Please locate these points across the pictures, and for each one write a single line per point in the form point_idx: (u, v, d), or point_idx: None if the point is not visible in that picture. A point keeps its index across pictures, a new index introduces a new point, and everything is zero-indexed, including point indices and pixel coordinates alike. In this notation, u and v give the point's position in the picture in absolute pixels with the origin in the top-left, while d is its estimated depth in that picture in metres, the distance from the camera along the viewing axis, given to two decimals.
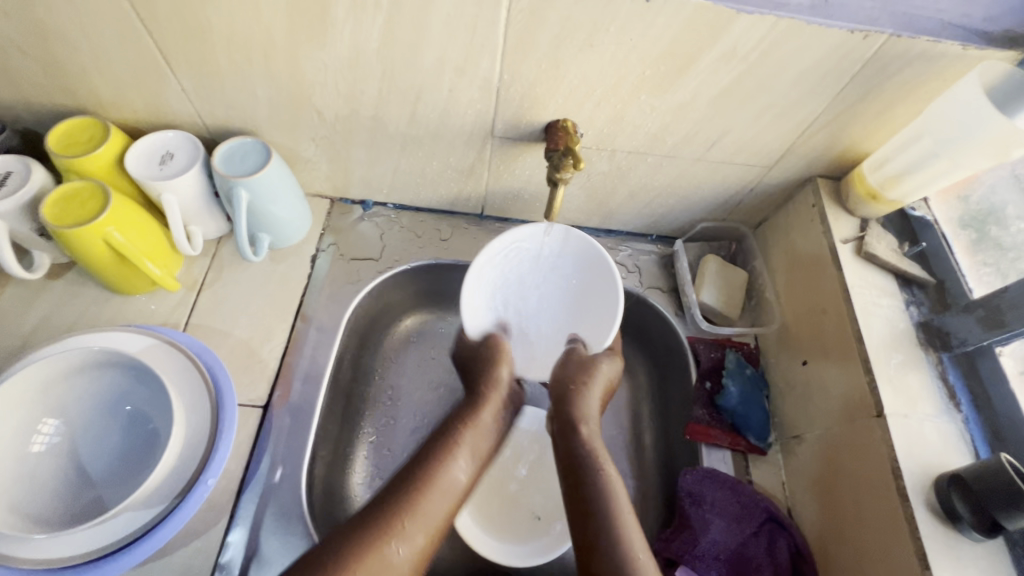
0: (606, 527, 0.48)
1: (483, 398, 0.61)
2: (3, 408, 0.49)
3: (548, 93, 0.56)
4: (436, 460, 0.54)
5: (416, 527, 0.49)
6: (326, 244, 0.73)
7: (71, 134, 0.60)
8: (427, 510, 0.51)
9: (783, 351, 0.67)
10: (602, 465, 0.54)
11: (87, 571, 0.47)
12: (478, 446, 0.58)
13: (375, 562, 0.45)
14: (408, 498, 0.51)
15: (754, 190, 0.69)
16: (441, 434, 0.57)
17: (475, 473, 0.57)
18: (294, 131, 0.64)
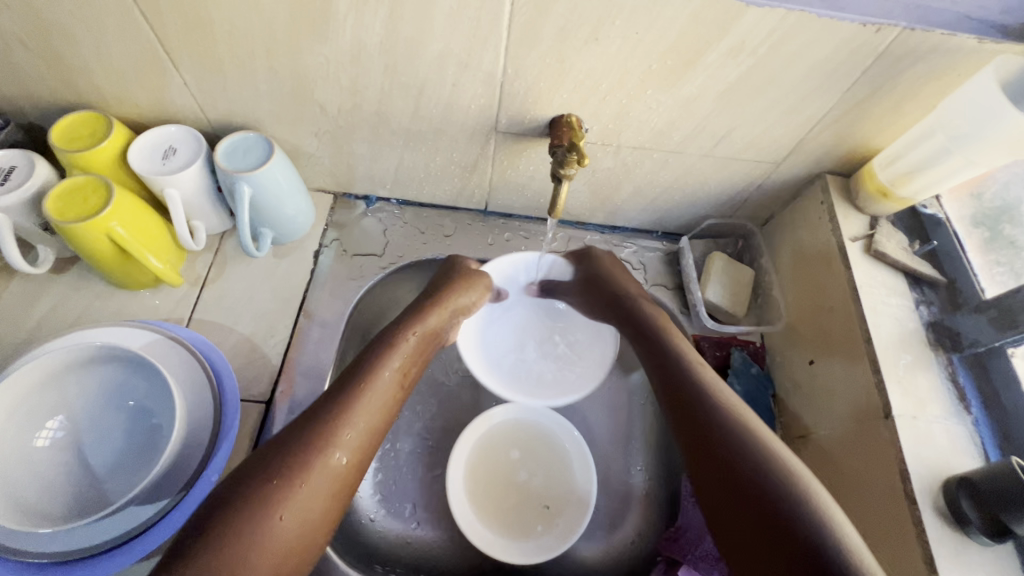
0: (726, 423, 0.51)
1: (373, 367, 0.56)
2: (8, 403, 0.49)
3: (553, 87, 0.55)
4: (327, 427, 0.50)
5: (297, 504, 0.46)
6: (329, 239, 0.73)
7: (74, 128, 0.60)
8: (310, 487, 0.47)
9: (789, 350, 0.66)
10: (695, 361, 0.58)
11: (92, 565, 0.48)
12: (373, 412, 0.53)
13: (316, 472, 0.48)
14: (270, 470, 0.47)
15: (762, 186, 0.68)
16: (349, 394, 0.53)
17: (361, 452, 0.51)
18: (296, 126, 0.63)
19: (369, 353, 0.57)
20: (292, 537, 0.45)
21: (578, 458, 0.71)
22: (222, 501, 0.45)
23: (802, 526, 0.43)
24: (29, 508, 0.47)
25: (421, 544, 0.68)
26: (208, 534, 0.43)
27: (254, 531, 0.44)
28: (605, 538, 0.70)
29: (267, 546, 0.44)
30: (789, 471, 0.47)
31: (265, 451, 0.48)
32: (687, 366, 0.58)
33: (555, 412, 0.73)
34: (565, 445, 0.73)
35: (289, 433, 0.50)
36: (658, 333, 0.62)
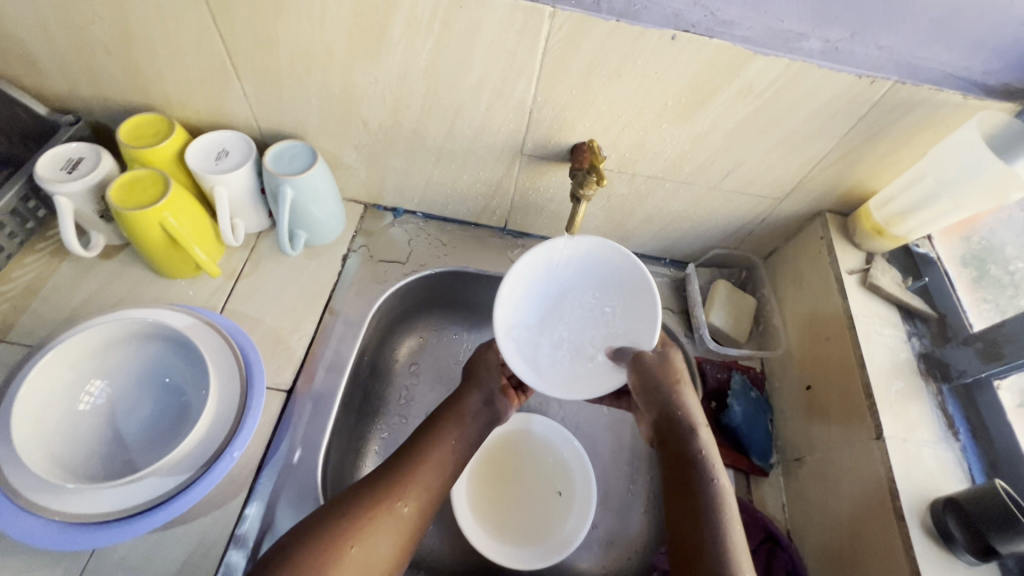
0: (703, 478, 0.52)
1: (441, 426, 0.59)
2: (58, 367, 0.53)
3: (578, 116, 0.61)
4: (393, 477, 0.53)
5: (365, 547, 0.47)
6: (357, 245, 0.77)
7: (138, 128, 0.66)
8: (376, 529, 0.48)
9: (788, 375, 0.69)
10: (712, 459, 0.53)
11: (112, 529, 0.51)
12: (437, 470, 0.55)
13: (385, 513, 0.50)
14: (341, 510, 0.49)
15: (765, 221, 0.73)
16: (419, 449, 0.56)
17: (423, 505, 0.52)
18: (340, 138, 0.69)
19: (439, 416, 0.61)
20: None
21: (571, 454, 0.75)
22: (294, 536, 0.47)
23: None
24: (68, 467, 0.50)
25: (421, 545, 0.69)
26: (284, 558, 0.45)
27: (324, 567, 0.45)
28: (601, 553, 0.72)
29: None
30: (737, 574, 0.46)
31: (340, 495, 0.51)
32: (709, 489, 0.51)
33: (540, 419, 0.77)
34: (558, 448, 0.76)
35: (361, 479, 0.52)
36: (688, 430, 0.55)
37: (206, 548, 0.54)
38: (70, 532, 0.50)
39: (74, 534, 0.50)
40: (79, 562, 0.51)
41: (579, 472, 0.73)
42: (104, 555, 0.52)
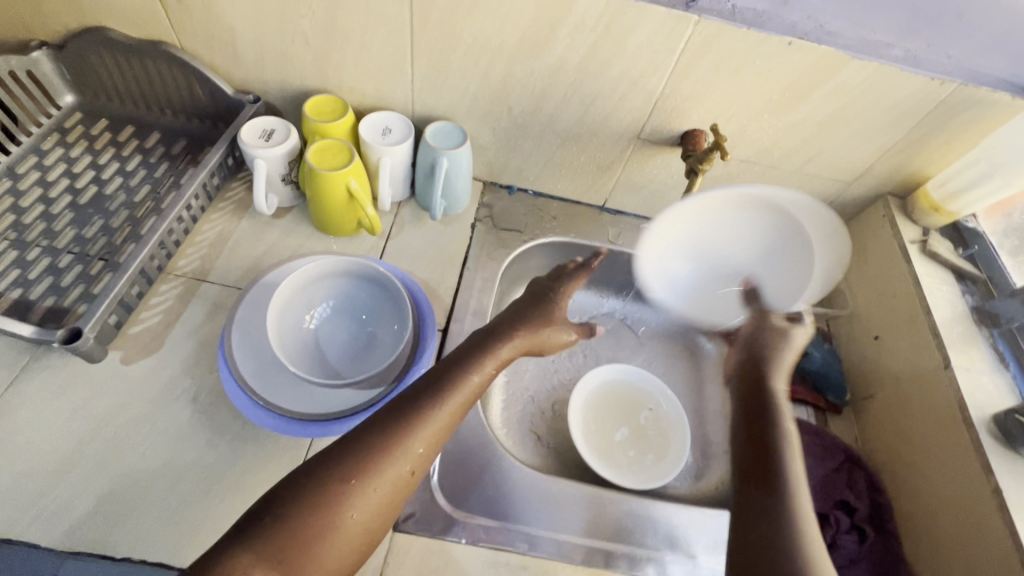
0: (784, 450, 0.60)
1: (455, 383, 0.54)
2: (293, 289, 0.66)
3: (695, 106, 0.74)
4: (397, 433, 0.49)
5: (363, 508, 0.46)
6: (482, 215, 0.90)
7: (318, 107, 0.78)
8: (372, 492, 0.47)
9: (855, 331, 0.82)
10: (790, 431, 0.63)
11: (333, 426, 0.62)
12: (435, 432, 0.51)
13: (386, 472, 0.48)
14: (341, 471, 0.46)
15: (832, 203, 0.87)
16: (426, 404, 0.51)
17: (427, 462, 0.51)
18: (482, 121, 0.82)
19: (444, 369, 0.55)
20: (358, 539, 0.46)
21: (637, 377, 0.89)
22: (286, 494, 0.45)
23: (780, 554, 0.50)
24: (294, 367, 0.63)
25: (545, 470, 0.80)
26: (277, 521, 0.43)
27: (321, 533, 0.44)
28: (693, 483, 0.84)
29: (337, 543, 0.44)
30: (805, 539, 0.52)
31: (329, 450, 0.48)
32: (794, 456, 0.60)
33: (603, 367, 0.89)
34: (632, 383, 0.89)
35: (354, 437, 0.49)
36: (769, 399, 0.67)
37: None
38: (286, 421, 0.61)
39: (304, 428, 0.61)
40: (301, 451, 0.62)
41: (653, 389, 0.88)
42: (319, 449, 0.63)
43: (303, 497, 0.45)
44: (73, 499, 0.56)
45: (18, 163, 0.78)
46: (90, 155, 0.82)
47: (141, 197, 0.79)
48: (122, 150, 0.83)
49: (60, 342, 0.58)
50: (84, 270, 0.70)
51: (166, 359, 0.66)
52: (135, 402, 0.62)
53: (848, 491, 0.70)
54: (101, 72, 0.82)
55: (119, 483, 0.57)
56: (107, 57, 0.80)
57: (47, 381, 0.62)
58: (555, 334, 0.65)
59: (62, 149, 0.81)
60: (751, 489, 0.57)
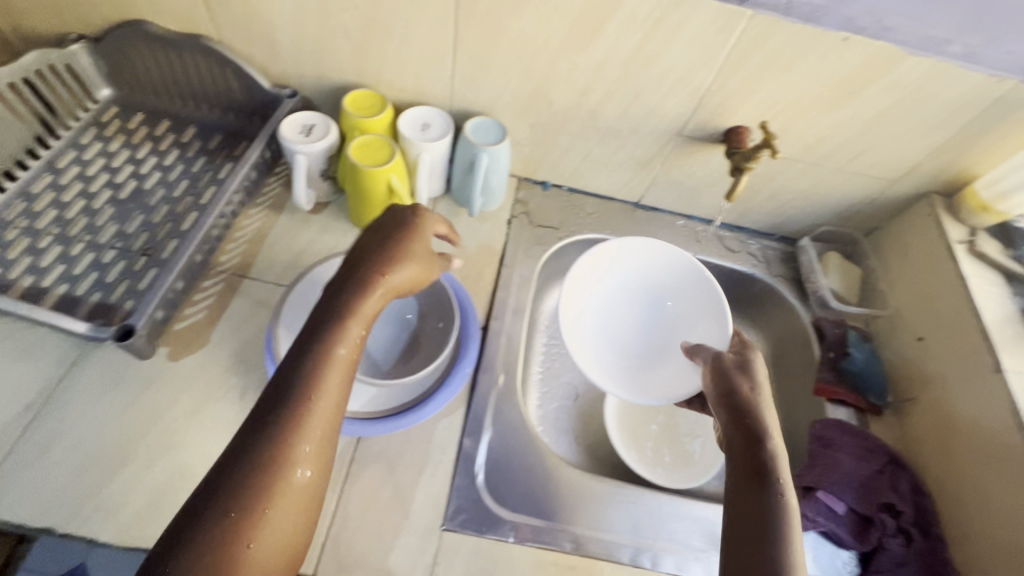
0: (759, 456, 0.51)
1: (313, 374, 0.49)
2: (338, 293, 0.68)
3: (741, 103, 0.73)
4: (282, 442, 0.45)
5: (269, 531, 0.43)
6: (517, 212, 0.89)
7: (357, 102, 0.78)
8: (277, 511, 0.44)
9: (897, 332, 0.81)
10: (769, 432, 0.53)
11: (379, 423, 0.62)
12: (319, 428, 0.47)
13: (277, 487, 0.44)
14: (227, 501, 0.42)
15: (875, 201, 0.85)
16: (293, 407, 0.47)
17: (322, 462, 0.47)
18: (521, 117, 0.81)
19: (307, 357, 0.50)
20: (277, 561, 0.43)
21: None
22: (173, 539, 0.41)
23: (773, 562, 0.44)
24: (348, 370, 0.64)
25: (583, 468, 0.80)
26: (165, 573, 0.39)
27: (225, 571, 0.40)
28: None
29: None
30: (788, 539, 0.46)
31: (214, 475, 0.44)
32: (762, 419, 0.54)
33: None
34: None
35: (240, 459, 0.45)
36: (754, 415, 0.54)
37: (443, 446, 0.65)
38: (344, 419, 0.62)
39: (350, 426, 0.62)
40: (348, 448, 0.63)
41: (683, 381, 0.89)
42: (366, 447, 0.63)
43: (196, 539, 0.41)
44: (129, 494, 0.56)
45: (59, 157, 0.79)
46: (129, 149, 0.82)
47: (180, 192, 0.79)
48: (160, 144, 0.83)
49: (114, 339, 0.58)
50: (128, 266, 0.70)
51: (213, 355, 0.66)
52: (184, 398, 0.63)
53: (892, 492, 0.69)
54: (138, 66, 0.82)
55: (172, 478, 0.58)
56: (145, 51, 0.79)
57: (98, 376, 0.62)
58: (407, 274, 0.58)
59: (100, 143, 0.82)
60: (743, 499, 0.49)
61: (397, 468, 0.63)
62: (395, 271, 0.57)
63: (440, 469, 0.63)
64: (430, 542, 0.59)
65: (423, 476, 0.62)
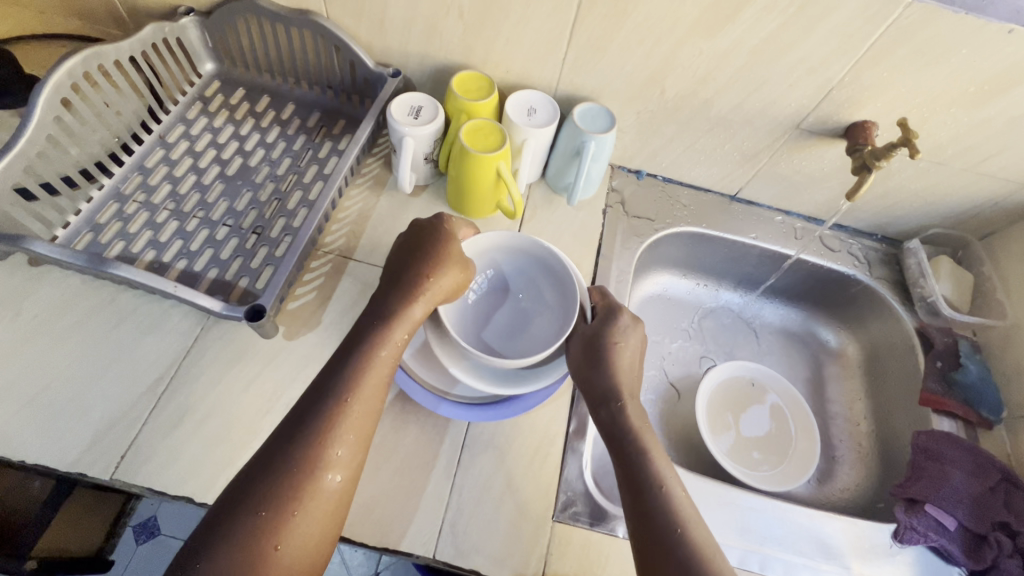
0: (642, 451, 0.56)
1: (351, 383, 0.52)
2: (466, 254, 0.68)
3: (873, 97, 0.69)
4: (314, 448, 0.48)
5: (296, 531, 0.45)
6: (612, 201, 0.87)
7: (465, 83, 0.76)
8: (305, 513, 0.46)
9: (1013, 344, 0.78)
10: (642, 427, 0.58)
11: (479, 409, 0.62)
12: (353, 433, 0.50)
13: (310, 494, 0.46)
14: (257, 502, 0.45)
15: (997, 204, 0.80)
16: (328, 412, 0.50)
17: (354, 466, 0.50)
18: (629, 104, 0.78)
19: (343, 363, 0.53)
20: (302, 560, 0.45)
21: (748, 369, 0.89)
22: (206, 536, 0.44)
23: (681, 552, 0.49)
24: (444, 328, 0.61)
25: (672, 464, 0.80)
26: (200, 566, 0.42)
27: (254, 565, 0.43)
28: (819, 488, 0.82)
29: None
30: (688, 530, 0.50)
31: (246, 476, 0.47)
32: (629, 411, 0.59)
33: (722, 367, 0.88)
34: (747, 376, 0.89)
35: (273, 460, 0.47)
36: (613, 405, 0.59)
37: (552, 438, 0.65)
38: (436, 397, 0.62)
39: (450, 408, 0.62)
40: (458, 434, 0.64)
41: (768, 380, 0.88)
42: (476, 434, 0.64)
43: (223, 541, 0.43)
44: None
45: (168, 132, 0.80)
46: (232, 125, 0.82)
47: (284, 170, 0.79)
48: (261, 121, 0.84)
49: (245, 318, 0.59)
50: (241, 243, 0.71)
51: (326, 335, 0.67)
52: (303, 376, 0.64)
53: (1007, 512, 0.67)
54: (242, 41, 0.81)
55: None
56: (252, 27, 0.79)
57: (220, 352, 0.64)
58: (449, 280, 0.61)
59: (205, 118, 0.82)
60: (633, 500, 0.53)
61: (507, 457, 0.63)
62: (439, 277, 0.60)
63: (549, 461, 0.63)
64: (542, 534, 0.59)
65: (533, 467, 0.63)
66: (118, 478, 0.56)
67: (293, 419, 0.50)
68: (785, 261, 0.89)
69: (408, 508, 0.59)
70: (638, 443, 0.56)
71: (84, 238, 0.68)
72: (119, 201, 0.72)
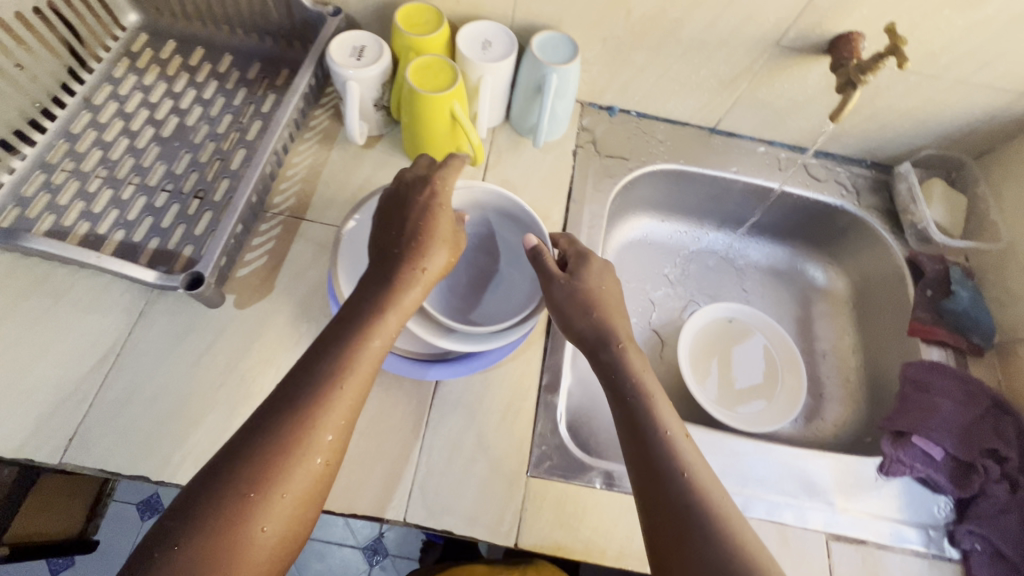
0: (643, 400, 0.52)
1: (341, 363, 0.48)
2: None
3: (858, 3, 0.62)
4: (300, 429, 0.44)
5: (280, 515, 0.43)
6: (583, 141, 0.81)
7: (410, 17, 0.69)
8: (289, 497, 0.43)
9: (1005, 267, 0.74)
10: (641, 374, 0.54)
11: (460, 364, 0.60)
12: (341, 416, 0.47)
13: (294, 477, 0.43)
14: (241, 483, 0.42)
15: (995, 118, 0.75)
16: (317, 394, 0.46)
17: (341, 449, 0.47)
18: (594, 30, 0.71)
19: (329, 346, 0.49)
20: (280, 542, 0.43)
21: (725, 307, 0.86)
22: (180, 518, 0.41)
23: (683, 502, 0.46)
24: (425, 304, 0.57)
25: None
26: (176, 551, 0.39)
27: (232, 548, 0.40)
28: (807, 425, 0.80)
29: (248, 559, 0.41)
30: (693, 480, 0.48)
31: (227, 453, 0.44)
32: (627, 357, 0.55)
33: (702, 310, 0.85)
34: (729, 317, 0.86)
35: (255, 438, 0.44)
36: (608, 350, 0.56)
37: (525, 393, 0.62)
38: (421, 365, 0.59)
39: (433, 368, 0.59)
40: (426, 396, 0.61)
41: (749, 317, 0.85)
42: (445, 394, 0.61)
43: (200, 520, 0.41)
44: (213, 444, 0.56)
45: (94, 93, 0.73)
46: (165, 82, 0.76)
47: (225, 127, 0.73)
48: (196, 75, 0.77)
49: (184, 288, 0.55)
50: (183, 209, 0.67)
51: (280, 302, 0.63)
52: (258, 344, 0.61)
53: (996, 438, 0.65)
54: None
55: None
56: None
57: (167, 326, 0.61)
58: (442, 258, 0.56)
59: (134, 76, 0.75)
60: (632, 449, 0.50)
61: (477, 414, 0.61)
62: (432, 255, 0.55)
63: (521, 415, 0.61)
64: (517, 488, 0.57)
65: (504, 425, 0.60)
66: (68, 461, 0.54)
67: (279, 397, 0.46)
68: (769, 194, 0.84)
69: (377, 472, 0.57)
70: (640, 390, 0.53)
71: (10, 213, 0.64)
72: (46, 171, 0.67)
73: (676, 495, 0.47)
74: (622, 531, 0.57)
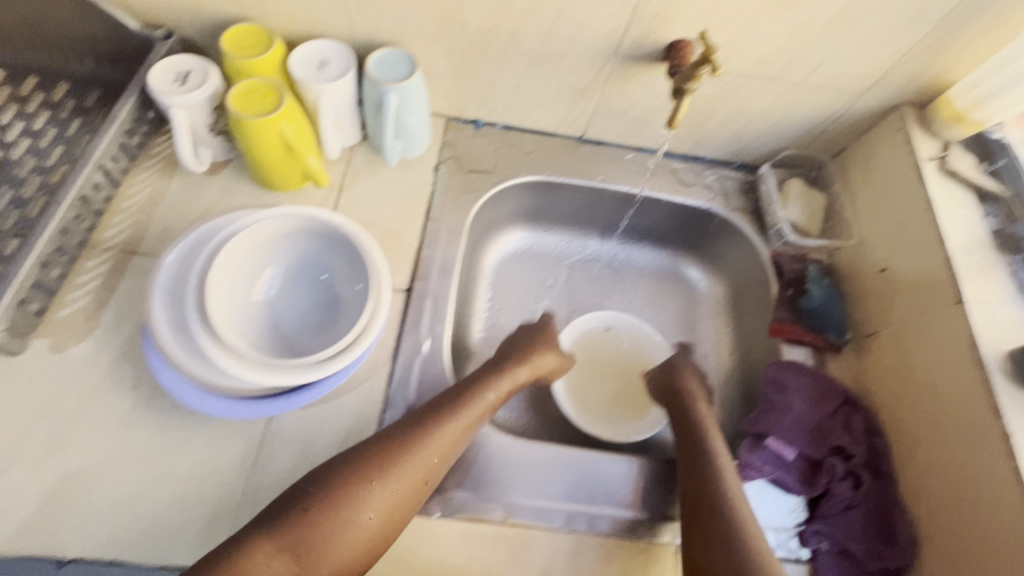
0: (707, 459, 0.61)
1: (415, 433, 0.56)
2: (251, 238, 0.59)
3: (680, 11, 0.63)
4: (364, 485, 0.52)
5: (333, 558, 0.50)
6: (446, 156, 0.80)
7: (240, 38, 0.67)
8: (342, 544, 0.50)
9: (859, 263, 0.76)
10: (712, 433, 0.65)
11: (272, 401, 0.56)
12: (407, 480, 0.54)
13: (347, 527, 0.50)
14: (302, 528, 0.49)
15: (842, 116, 0.76)
16: (384, 459, 0.53)
17: (392, 513, 0.53)
18: (435, 45, 0.70)
19: (410, 425, 0.56)
20: None
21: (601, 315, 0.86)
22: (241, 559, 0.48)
23: (712, 538, 0.55)
24: (218, 327, 0.53)
25: (527, 426, 0.77)
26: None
27: None
28: None
29: None
30: (740, 521, 0.56)
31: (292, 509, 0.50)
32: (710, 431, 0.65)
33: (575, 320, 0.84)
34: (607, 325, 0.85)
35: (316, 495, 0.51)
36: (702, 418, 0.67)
37: (366, 423, 0.60)
38: (218, 400, 0.55)
39: (240, 404, 0.56)
40: (257, 434, 0.58)
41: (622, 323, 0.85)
42: (277, 429, 0.59)
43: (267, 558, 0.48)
44: (14, 503, 0.52)
45: None
46: None
47: (54, 160, 0.69)
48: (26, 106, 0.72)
49: None
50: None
51: (102, 343, 0.60)
52: (75, 390, 0.58)
53: (844, 435, 0.66)
54: None
55: (65, 479, 0.54)
56: None
57: None
58: (551, 361, 0.71)
59: None
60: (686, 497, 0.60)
61: (312, 449, 0.58)
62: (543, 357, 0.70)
63: None
64: None
65: None
66: None
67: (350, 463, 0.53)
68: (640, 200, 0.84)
69: (198, 519, 0.54)
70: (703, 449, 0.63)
71: None
72: None
73: (717, 528, 0.56)
74: (460, 558, 0.56)
